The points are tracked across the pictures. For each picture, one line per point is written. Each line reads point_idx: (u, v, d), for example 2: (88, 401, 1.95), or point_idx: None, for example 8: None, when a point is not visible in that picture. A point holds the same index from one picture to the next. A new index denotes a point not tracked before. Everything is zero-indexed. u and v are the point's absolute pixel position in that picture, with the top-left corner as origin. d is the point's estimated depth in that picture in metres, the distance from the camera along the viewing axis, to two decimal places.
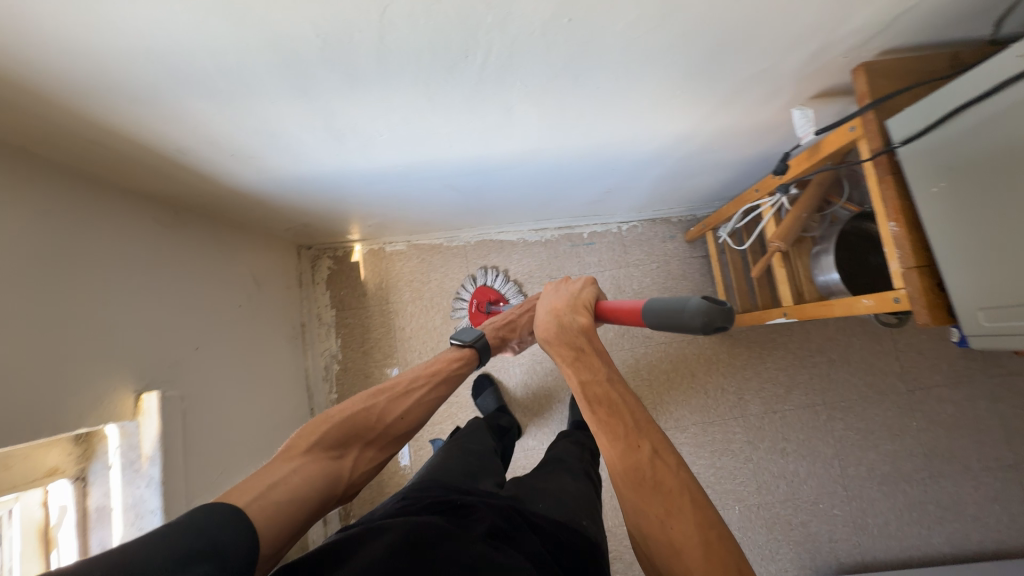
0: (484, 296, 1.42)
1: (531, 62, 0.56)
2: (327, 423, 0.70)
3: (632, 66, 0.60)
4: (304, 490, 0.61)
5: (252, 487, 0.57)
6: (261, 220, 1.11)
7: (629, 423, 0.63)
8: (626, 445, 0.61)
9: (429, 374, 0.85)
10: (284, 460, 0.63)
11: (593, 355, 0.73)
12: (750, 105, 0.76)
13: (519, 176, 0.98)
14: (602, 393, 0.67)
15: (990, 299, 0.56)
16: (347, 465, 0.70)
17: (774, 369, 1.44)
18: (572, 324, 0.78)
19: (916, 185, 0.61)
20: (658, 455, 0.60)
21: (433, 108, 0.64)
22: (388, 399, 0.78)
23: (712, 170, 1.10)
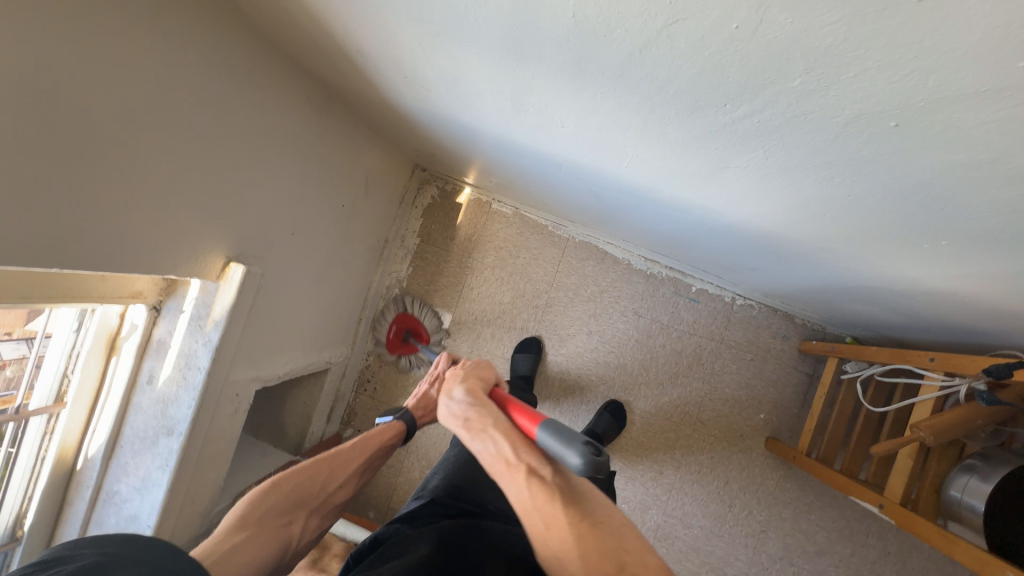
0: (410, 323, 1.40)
1: (788, 141, 0.43)
2: (272, 492, 0.69)
3: (912, 196, 0.45)
4: (263, 555, 0.63)
5: (215, 552, 0.59)
6: (393, 129, 1.06)
7: (516, 471, 0.56)
8: (511, 476, 0.56)
9: (365, 443, 0.82)
10: (237, 529, 0.63)
11: (482, 410, 0.64)
12: (1010, 286, 0.58)
13: (671, 215, 0.85)
14: (491, 444, 0.59)
15: None
16: (296, 530, 0.69)
17: (816, 525, 1.27)
18: (467, 378, 0.72)
19: None
20: (543, 471, 0.55)
21: (639, 131, 0.53)
22: (328, 471, 0.76)
23: (887, 308, 0.90)
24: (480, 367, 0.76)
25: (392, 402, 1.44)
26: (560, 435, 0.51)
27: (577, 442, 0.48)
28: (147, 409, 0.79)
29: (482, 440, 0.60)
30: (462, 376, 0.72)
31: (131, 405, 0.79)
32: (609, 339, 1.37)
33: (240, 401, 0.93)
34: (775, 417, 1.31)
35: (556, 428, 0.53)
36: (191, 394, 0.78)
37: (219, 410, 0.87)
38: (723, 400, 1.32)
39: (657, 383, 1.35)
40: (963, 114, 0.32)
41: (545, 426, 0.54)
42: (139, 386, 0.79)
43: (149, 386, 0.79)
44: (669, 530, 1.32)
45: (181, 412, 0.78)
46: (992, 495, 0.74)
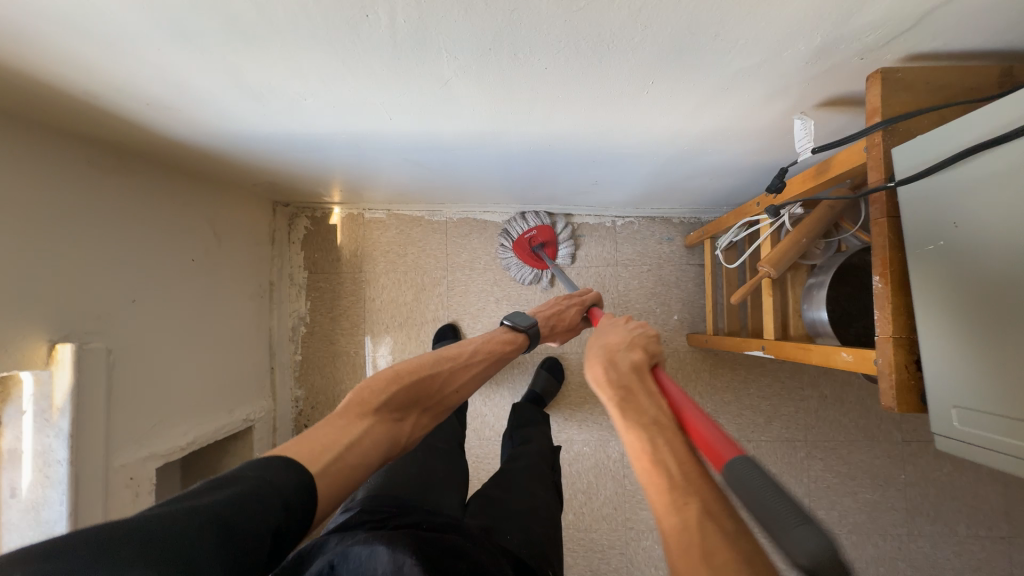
0: (544, 235, 1.34)
1: (445, 32, 0.47)
2: (390, 384, 0.68)
3: (580, 48, 0.50)
4: (377, 451, 0.62)
5: (331, 445, 0.58)
6: (218, 172, 1.06)
7: (682, 488, 0.45)
8: (672, 498, 0.44)
9: (486, 351, 0.84)
10: (356, 418, 0.62)
11: (643, 391, 0.57)
12: (742, 110, 0.63)
13: (483, 155, 0.89)
14: (645, 437, 0.50)
15: (968, 398, 0.45)
16: (405, 430, 0.68)
17: (757, 396, 1.33)
18: (621, 355, 0.63)
19: (909, 236, 0.49)
20: (723, 521, 0.42)
21: (354, 76, 0.56)
22: (450, 370, 0.76)
23: (712, 175, 0.97)
24: (649, 335, 0.71)
25: None
26: (762, 501, 0.39)
27: (816, 539, 0.35)
28: (20, 522, 0.75)
29: (636, 430, 0.51)
30: (604, 361, 0.62)
31: (2, 524, 0.75)
32: (517, 299, 1.39)
33: (140, 483, 0.89)
34: (687, 314, 1.36)
35: (742, 478, 0.42)
36: (61, 490, 0.74)
37: (113, 499, 0.83)
38: (638, 316, 1.37)
39: None
40: None
41: (731, 467, 0.43)
42: (5, 502, 0.76)
43: (14, 498, 0.75)
44: None
45: (56, 512, 0.74)
46: (830, 297, 0.80)
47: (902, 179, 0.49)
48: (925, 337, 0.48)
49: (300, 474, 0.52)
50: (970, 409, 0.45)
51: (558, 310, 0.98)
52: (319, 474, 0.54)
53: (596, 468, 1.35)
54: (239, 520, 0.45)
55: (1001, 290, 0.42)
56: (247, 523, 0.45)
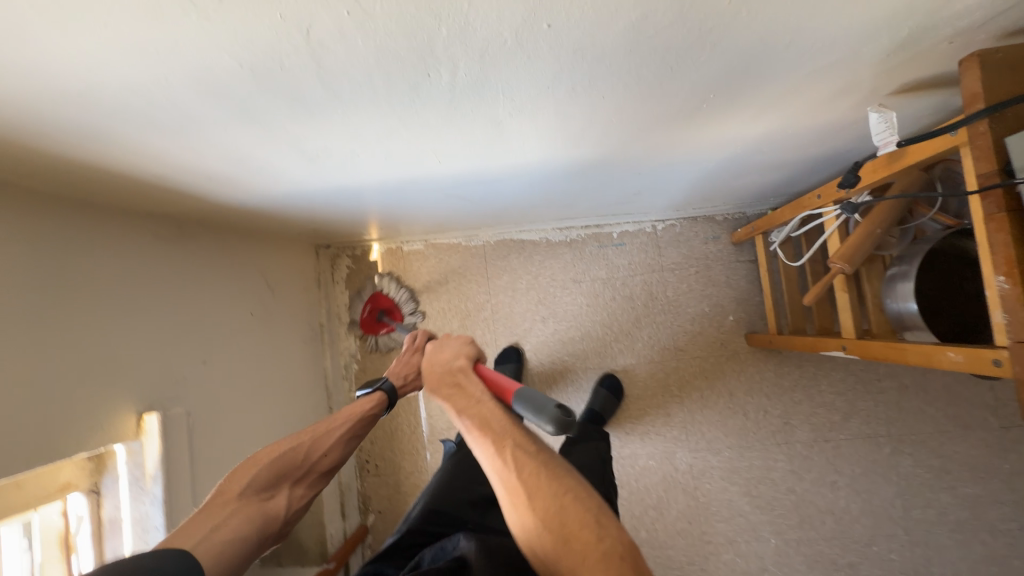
0: (378, 303, 1.38)
1: (507, 80, 0.46)
2: (250, 468, 0.70)
3: (643, 74, 0.48)
4: (249, 527, 0.65)
5: (199, 529, 0.61)
6: (267, 227, 1.09)
7: (500, 435, 0.60)
8: (497, 451, 0.59)
9: (348, 416, 0.81)
10: (220, 506, 0.65)
11: (473, 382, 0.69)
12: (809, 109, 0.60)
13: (526, 182, 0.88)
14: (474, 411, 0.64)
15: None
16: (279, 503, 0.71)
17: (829, 393, 1.25)
18: (446, 367, 0.72)
19: None
20: (528, 447, 0.60)
21: (409, 130, 0.56)
22: (312, 439, 0.76)
23: (764, 171, 0.92)
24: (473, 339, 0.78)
25: (397, 471, 1.42)
26: (532, 410, 0.58)
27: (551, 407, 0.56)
28: None
29: (470, 410, 0.65)
30: (434, 367, 0.73)
31: None
32: (563, 316, 1.37)
33: None
34: (743, 314, 1.31)
35: (527, 398, 0.59)
36: None
37: None
38: (690, 320, 1.32)
39: (625, 334, 1.35)
40: None
41: (523, 399, 0.60)
42: None
43: None
44: (703, 465, 1.29)
45: None
46: (920, 288, 0.74)
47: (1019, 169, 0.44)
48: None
49: (177, 550, 0.55)
50: None
51: (408, 365, 0.91)
52: (195, 550, 0.57)
53: (665, 482, 1.30)
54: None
55: None
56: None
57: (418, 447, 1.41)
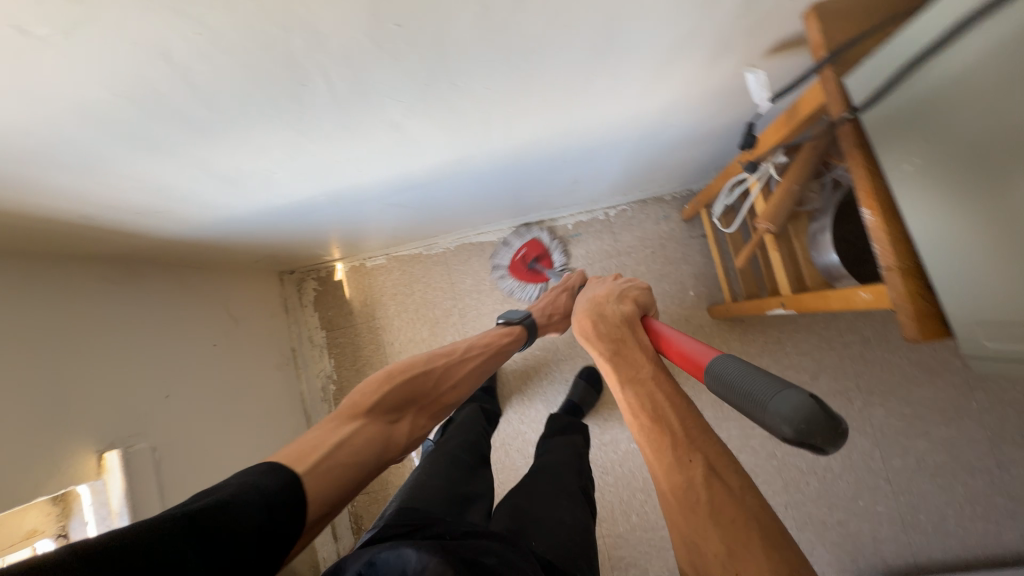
0: (534, 249, 1.34)
1: (385, 82, 0.49)
2: (386, 384, 0.70)
3: (515, 62, 0.51)
4: (368, 452, 0.62)
5: (322, 447, 0.58)
6: (222, 257, 1.11)
7: (683, 436, 0.50)
8: (672, 456, 0.49)
9: (484, 345, 0.87)
10: (347, 419, 0.64)
11: (637, 347, 0.62)
12: (692, 80, 0.63)
13: (460, 182, 0.90)
14: (641, 388, 0.56)
15: (990, 315, 0.43)
16: (402, 430, 0.69)
17: (795, 354, 1.27)
18: (614, 318, 0.69)
19: (880, 164, 0.47)
20: (731, 478, 0.47)
21: (313, 141, 0.58)
22: (445, 366, 0.79)
23: (688, 146, 0.96)
24: (640, 287, 0.79)
25: (385, 487, 1.42)
26: (745, 387, 0.43)
27: (798, 396, 0.38)
28: None
29: (637, 386, 0.56)
30: (596, 321, 0.69)
31: None
32: None
33: None
34: (703, 288, 1.33)
35: (731, 378, 0.45)
36: None
37: None
38: (653, 300, 1.35)
39: None
40: None
41: (721, 364, 0.48)
42: None
43: None
44: None
45: None
46: (838, 238, 0.76)
47: (860, 107, 0.48)
48: (929, 264, 0.46)
49: (288, 472, 0.53)
50: (993, 325, 0.43)
51: (552, 300, 1.03)
52: (305, 475, 0.54)
53: None
54: (220, 525, 0.43)
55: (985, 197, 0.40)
56: (229, 527, 0.43)
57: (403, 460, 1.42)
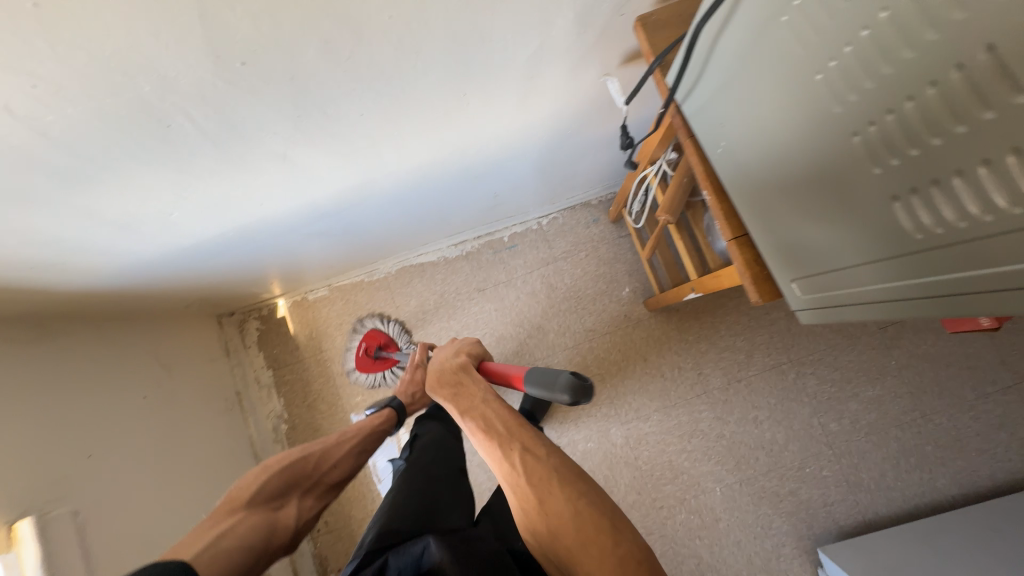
0: (373, 341, 1.38)
1: (251, 117, 0.51)
2: (262, 473, 0.71)
3: (379, 88, 0.54)
4: (251, 538, 0.62)
5: (200, 541, 0.58)
6: (145, 306, 1.08)
7: (507, 434, 0.56)
8: (501, 450, 0.55)
9: (360, 425, 0.88)
10: (225, 514, 0.64)
11: (473, 380, 0.68)
12: (564, 90, 0.69)
13: (375, 207, 0.93)
14: (476, 413, 0.61)
15: (800, 270, 0.52)
16: (289, 515, 0.70)
17: (729, 336, 1.34)
18: (452, 365, 0.72)
19: (705, 143, 0.56)
20: (538, 449, 0.55)
21: (200, 179, 0.60)
22: (324, 448, 0.79)
23: (592, 151, 1.02)
24: (477, 340, 0.84)
25: (349, 522, 1.38)
26: (545, 383, 0.60)
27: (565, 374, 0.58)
28: None
29: (472, 409, 0.61)
30: (439, 372, 0.72)
31: None
32: (476, 325, 1.41)
33: None
34: (637, 283, 1.39)
35: (540, 377, 0.62)
36: None
37: None
38: (592, 301, 1.39)
39: (537, 329, 1.39)
40: (243, 32, 0.41)
41: (531, 377, 0.63)
42: None
43: None
44: (638, 434, 1.33)
45: None
46: None
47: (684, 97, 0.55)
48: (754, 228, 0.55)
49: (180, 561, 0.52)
50: (803, 278, 0.52)
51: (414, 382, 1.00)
52: (192, 560, 0.55)
53: (607, 460, 1.33)
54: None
55: (769, 172, 0.48)
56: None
57: (364, 492, 1.38)
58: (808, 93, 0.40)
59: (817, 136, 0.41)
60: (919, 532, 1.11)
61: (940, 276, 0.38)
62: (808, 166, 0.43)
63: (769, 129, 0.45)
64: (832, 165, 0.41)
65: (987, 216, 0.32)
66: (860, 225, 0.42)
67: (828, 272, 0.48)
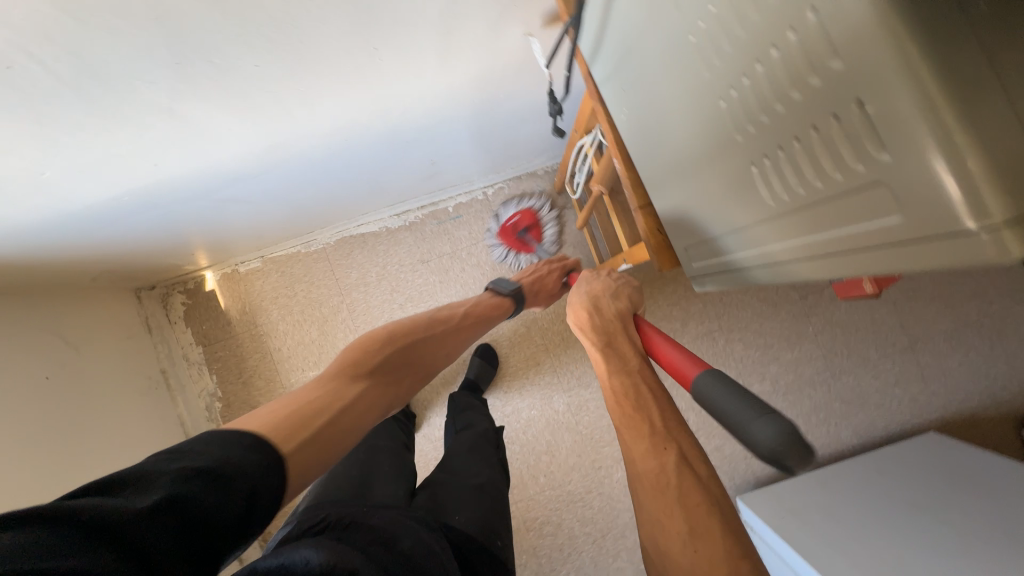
0: (527, 218, 1.32)
1: (118, 63, 0.46)
2: (384, 346, 0.73)
3: (273, 37, 0.50)
4: (370, 408, 0.65)
5: (328, 406, 0.59)
6: (39, 279, 0.97)
7: (660, 422, 0.52)
8: (650, 441, 0.50)
9: (473, 312, 0.91)
10: (351, 379, 0.65)
11: (629, 341, 0.63)
12: (486, 51, 0.66)
13: (295, 171, 0.87)
14: (626, 381, 0.57)
15: (688, 237, 0.56)
16: (399, 390, 0.73)
17: (666, 306, 1.40)
18: (609, 309, 0.68)
19: (614, 110, 0.58)
20: (694, 459, 0.49)
21: (69, 134, 0.53)
22: (439, 331, 0.83)
23: (529, 118, 1.00)
24: (633, 285, 0.75)
25: None
26: (739, 405, 0.43)
27: (777, 422, 0.39)
28: None
29: (624, 376, 0.58)
30: (591, 313, 0.68)
31: None
32: (420, 298, 1.39)
33: None
34: (580, 254, 1.40)
35: (721, 391, 0.45)
36: None
37: None
38: None
39: None
40: None
41: (712, 379, 0.47)
42: None
43: None
44: (579, 401, 1.38)
45: None
46: None
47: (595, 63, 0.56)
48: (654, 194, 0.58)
49: (274, 439, 0.50)
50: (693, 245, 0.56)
51: (540, 276, 1.00)
52: (288, 455, 0.49)
53: (549, 426, 1.38)
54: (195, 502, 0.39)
55: (659, 139, 0.51)
56: (208, 497, 0.40)
57: None
58: (685, 53, 0.41)
59: (693, 97, 0.43)
60: (814, 479, 1.23)
61: (820, 235, 0.36)
62: (695, 116, 0.44)
63: (662, 94, 0.47)
64: (723, 147, 0.42)
65: (837, 173, 0.32)
66: (753, 204, 0.42)
67: (711, 238, 0.51)
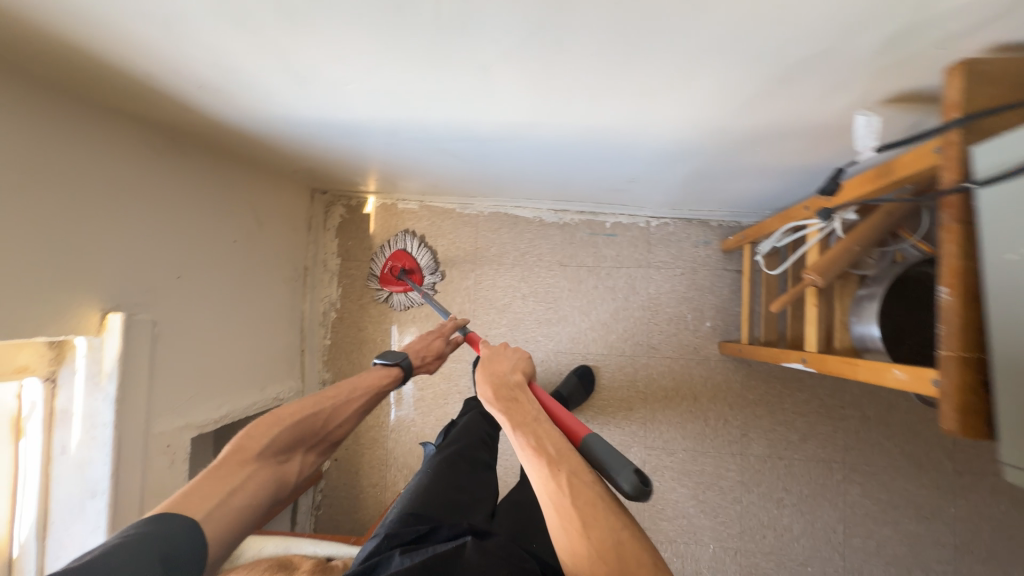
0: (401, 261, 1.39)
1: (492, 18, 0.46)
2: (273, 429, 0.72)
3: (633, 36, 0.48)
4: (262, 490, 0.67)
5: (207, 496, 0.61)
6: (261, 158, 1.08)
7: (554, 454, 0.56)
8: (555, 474, 0.53)
9: (366, 388, 0.86)
10: (237, 465, 0.66)
11: (524, 399, 0.66)
12: (799, 107, 0.60)
13: (518, 148, 0.87)
14: (534, 430, 0.59)
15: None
16: (292, 468, 0.74)
17: (791, 412, 1.26)
18: (507, 379, 0.69)
19: (985, 240, 0.45)
20: (584, 478, 0.53)
21: (397, 64, 0.56)
22: (333, 408, 0.80)
23: (758, 176, 0.92)
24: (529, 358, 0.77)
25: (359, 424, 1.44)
26: (611, 457, 0.56)
27: (629, 473, 0.53)
28: (68, 477, 0.80)
29: (527, 427, 0.60)
30: (494, 376, 0.70)
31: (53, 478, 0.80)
32: (544, 296, 1.38)
33: (176, 451, 0.93)
34: (720, 321, 1.31)
35: (603, 451, 0.57)
36: (104, 451, 0.79)
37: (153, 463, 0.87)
38: (667, 320, 1.33)
39: (602, 325, 1.35)
40: None
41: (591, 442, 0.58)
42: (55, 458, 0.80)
43: (63, 455, 0.80)
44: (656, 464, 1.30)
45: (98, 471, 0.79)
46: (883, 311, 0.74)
47: (982, 179, 0.45)
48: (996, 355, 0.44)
49: (188, 519, 0.58)
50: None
51: (426, 344, 0.99)
52: (201, 521, 0.59)
53: None
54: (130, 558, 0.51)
55: None
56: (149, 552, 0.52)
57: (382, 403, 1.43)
58: None
59: None
60: None
61: None
62: None
63: None
64: None
65: None
66: None
67: None
